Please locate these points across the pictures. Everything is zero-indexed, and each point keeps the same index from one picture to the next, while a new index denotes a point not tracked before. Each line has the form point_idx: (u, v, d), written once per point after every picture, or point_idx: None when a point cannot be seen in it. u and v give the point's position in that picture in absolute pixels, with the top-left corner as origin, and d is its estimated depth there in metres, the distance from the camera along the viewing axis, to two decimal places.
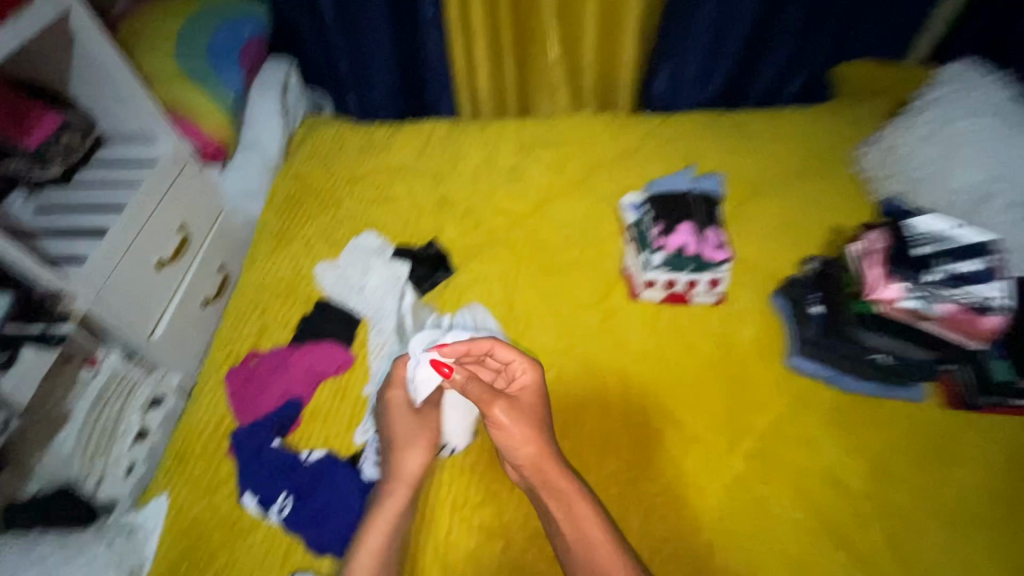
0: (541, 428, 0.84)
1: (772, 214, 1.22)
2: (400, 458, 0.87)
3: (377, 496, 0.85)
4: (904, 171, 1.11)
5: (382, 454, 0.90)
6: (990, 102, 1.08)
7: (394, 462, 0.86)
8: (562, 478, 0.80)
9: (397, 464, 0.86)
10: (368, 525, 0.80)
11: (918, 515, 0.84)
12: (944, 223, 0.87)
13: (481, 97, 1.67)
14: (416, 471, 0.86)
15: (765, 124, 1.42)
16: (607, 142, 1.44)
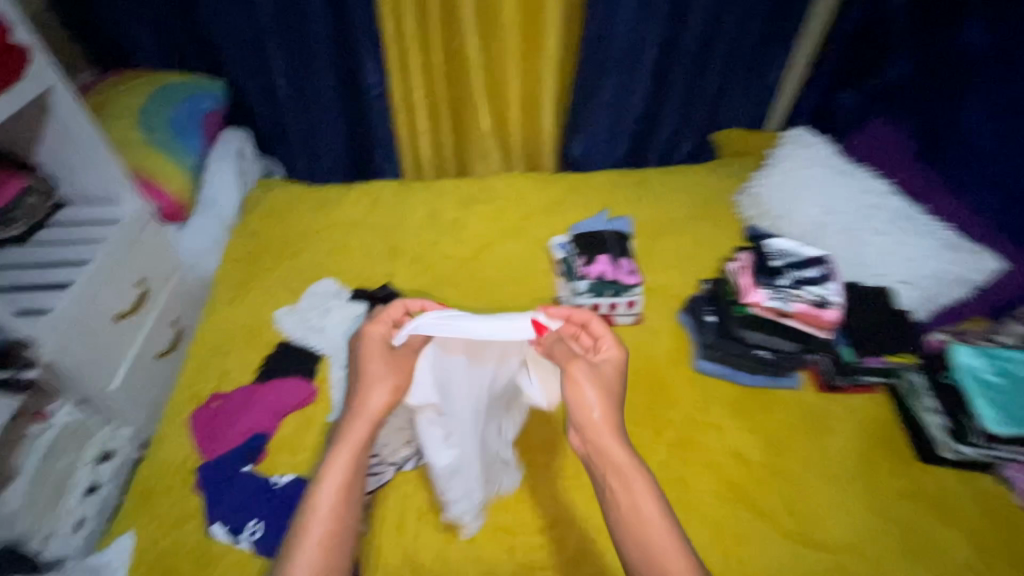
0: (612, 400, 0.92)
1: (673, 249, 1.49)
2: (365, 394, 0.92)
3: (341, 429, 0.89)
4: (767, 212, 1.42)
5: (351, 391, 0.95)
6: (820, 156, 1.39)
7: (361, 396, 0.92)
8: (619, 449, 0.87)
9: (361, 402, 0.92)
10: (333, 454, 0.85)
11: (799, 475, 1.04)
12: (791, 244, 1.16)
13: (423, 162, 1.89)
14: (379, 407, 0.91)
15: (661, 180, 1.73)
16: (535, 196, 1.68)
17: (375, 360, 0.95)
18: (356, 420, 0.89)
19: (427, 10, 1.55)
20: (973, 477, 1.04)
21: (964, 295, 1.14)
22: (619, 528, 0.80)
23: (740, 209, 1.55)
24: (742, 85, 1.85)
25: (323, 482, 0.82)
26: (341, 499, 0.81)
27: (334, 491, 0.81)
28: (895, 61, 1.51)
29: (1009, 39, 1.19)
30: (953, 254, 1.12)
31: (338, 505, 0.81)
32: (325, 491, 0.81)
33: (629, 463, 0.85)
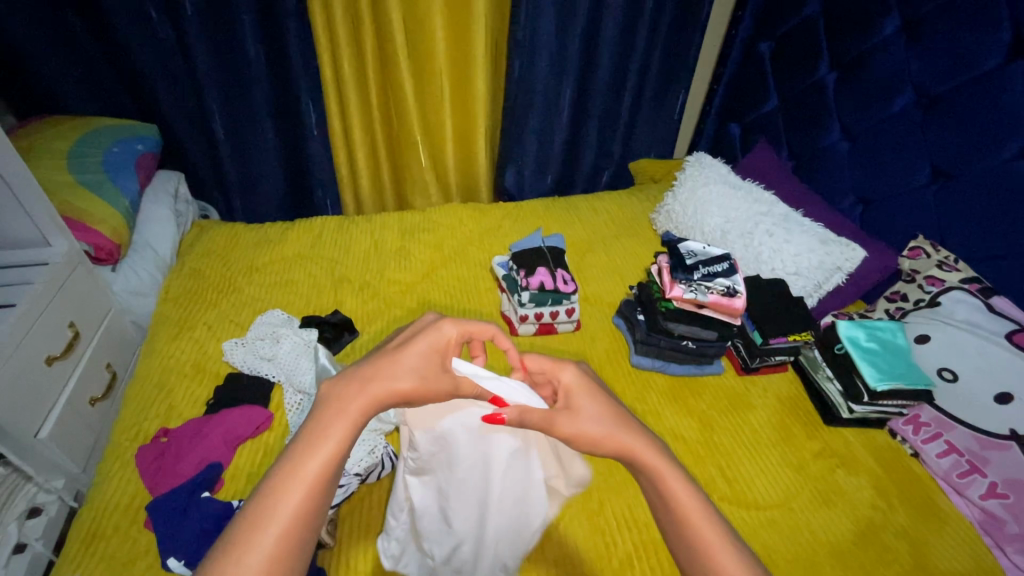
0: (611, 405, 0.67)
1: (603, 262, 1.64)
2: (390, 366, 0.62)
3: (336, 397, 0.58)
4: (680, 226, 1.63)
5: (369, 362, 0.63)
6: (717, 174, 1.63)
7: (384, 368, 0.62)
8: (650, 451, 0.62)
9: (385, 368, 0.62)
10: (320, 430, 0.55)
11: (731, 447, 1.16)
12: (700, 245, 1.35)
13: (364, 198, 1.96)
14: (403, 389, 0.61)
15: (588, 205, 1.92)
16: (475, 224, 1.80)
17: (432, 339, 0.67)
18: (359, 392, 0.59)
19: (363, 56, 1.67)
20: (868, 432, 1.21)
21: (842, 281, 1.36)
22: (674, 543, 0.59)
23: (658, 225, 1.75)
24: (648, 120, 2.10)
25: (295, 468, 0.52)
26: (313, 504, 0.52)
27: (305, 485, 0.52)
28: (768, 95, 1.80)
29: (849, 75, 1.49)
30: (830, 247, 1.34)
31: (305, 510, 0.51)
32: (292, 483, 0.51)
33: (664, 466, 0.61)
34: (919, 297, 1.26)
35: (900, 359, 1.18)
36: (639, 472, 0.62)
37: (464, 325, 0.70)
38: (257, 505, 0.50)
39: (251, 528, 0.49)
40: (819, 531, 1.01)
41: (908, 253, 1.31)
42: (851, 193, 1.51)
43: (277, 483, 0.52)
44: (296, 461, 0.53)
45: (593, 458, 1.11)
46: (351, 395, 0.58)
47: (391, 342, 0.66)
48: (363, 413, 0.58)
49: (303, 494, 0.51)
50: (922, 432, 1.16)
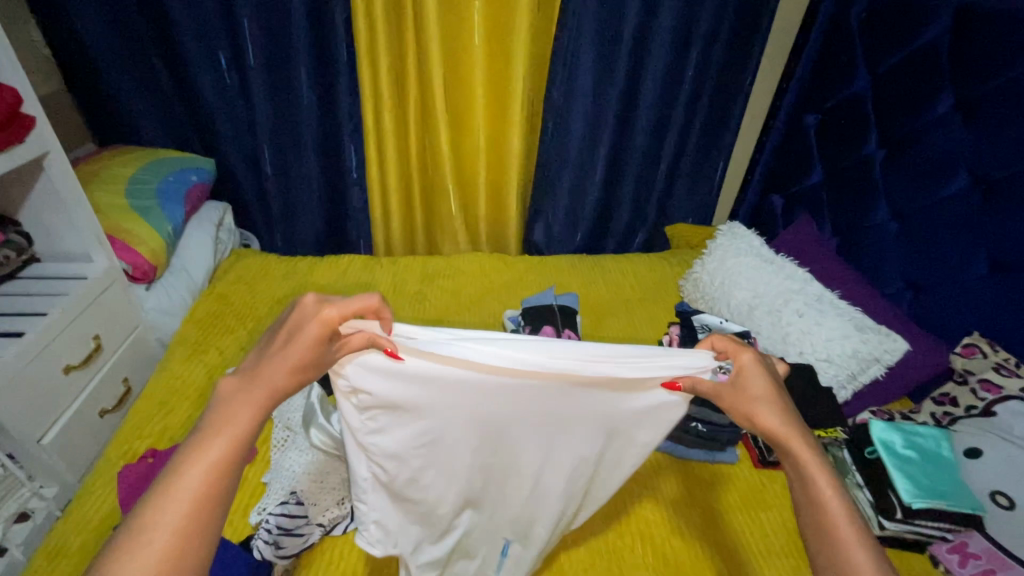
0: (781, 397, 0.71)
1: (620, 326, 1.58)
2: (271, 366, 0.67)
3: (224, 397, 0.64)
4: (706, 296, 1.55)
5: (248, 362, 0.69)
6: (750, 245, 1.55)
7: (263, 367, 0.67)
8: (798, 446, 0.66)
9: (267, 367, 0.67)
10: (212, 431, 0.61)
11: (735, 551, 1.03)
12: (717, 318, 1.26)
13: (394, 240, 2.02)
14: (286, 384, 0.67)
15: (615, 265, 1.87)
16: (497, 274, 1.79)
17: (316, 328, 0.69)
18: (262, 382, 0.65)
19: (405, 108, 1.76)
20: (901, 555, 1.05)
21: (881, 374, 1.22)
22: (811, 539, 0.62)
23: (684, 292, 1.67)
24: (687, 184, 2.06)
25: (197, 456, 0.59)
26: (215, 487, 0.58)
27: (205, 473, 0.58)
28: (813, 168, 1.72)
29: (897, 153, 1.40)
30: (866, 334, 1.22)
31: (207, 496, 0.57)
32: (190, 479, 0.57)
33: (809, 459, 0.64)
34: (971, 403, 1.11)
35: (941, 473, 1.03)
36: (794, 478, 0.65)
37: (344, 304, 0.71)
38: (159, 493, 0.57)
39: (153, 511, 0.55)
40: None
41: (961, 350, 1.15)
42: (898, 277, 1.39)
43: (172, 479, 0.57)
44: (197, 452, 0.59)
45: (660, 494, 1.13)
46: (252, 390, 0.65)
47: (275, 337, 0.69)
48: (265, 404, 0.65)
49: (203, 483, 0.58)
50: (969, 565, 0.98)
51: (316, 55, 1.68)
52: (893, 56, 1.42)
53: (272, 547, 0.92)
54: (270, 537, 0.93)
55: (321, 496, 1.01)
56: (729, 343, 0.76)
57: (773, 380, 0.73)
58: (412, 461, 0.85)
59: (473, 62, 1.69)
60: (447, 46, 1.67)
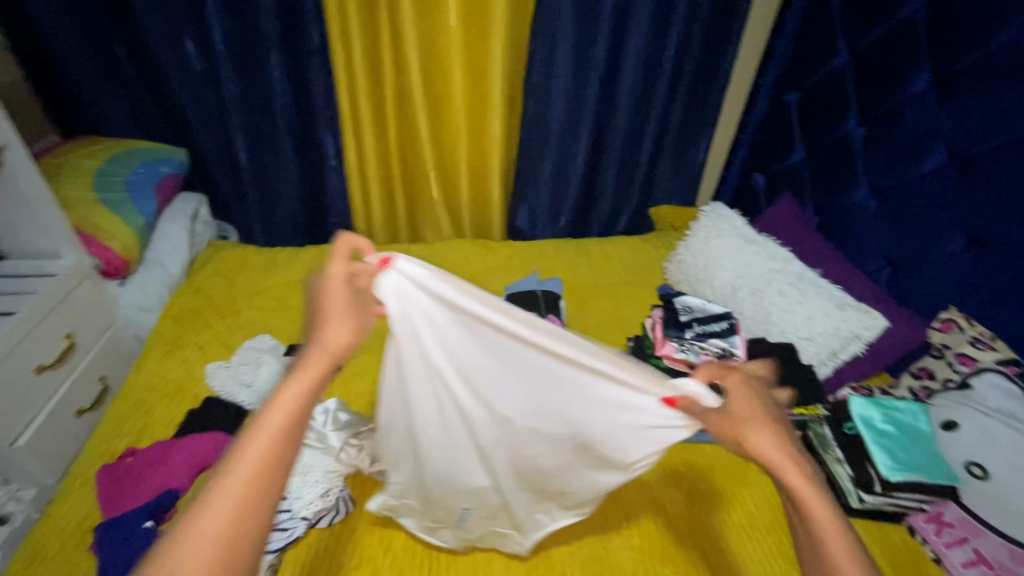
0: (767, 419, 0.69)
1: (604, 310, 1.58)
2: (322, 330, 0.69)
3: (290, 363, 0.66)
4: (689, 277, 1.56)
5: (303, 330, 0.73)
6: (733, 225, 1.54)
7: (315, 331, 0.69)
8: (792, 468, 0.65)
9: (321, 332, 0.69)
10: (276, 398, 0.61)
11: (719, 529, 1.05)
12: (699, 301, 1.25)
13: (376, 228, 1.98)
14: (341, 345, 0.68)
15: (599, 249, 1.87)
16: (480, 261, 1.78)
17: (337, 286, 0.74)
18: (318, 350, 0.67)
19: (382, 93, 1.72)
20: (881, 527, 1.07)
21: (860, 351, 1.23)
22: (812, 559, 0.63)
23: (668, 274, 1.67)
24: (670, 165, 2.04)
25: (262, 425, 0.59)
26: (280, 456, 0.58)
27: (269, 443, 0.58)
28: (794, 147, 1.72)
29: (877, 130, 1.40)
30: (847, 312, 1.23)
31: (268, 467, 0.57)
32: (252, 447, 0.57)
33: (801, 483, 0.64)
34: (948, 377, 1.13)
35: (918, 448, 1.05)
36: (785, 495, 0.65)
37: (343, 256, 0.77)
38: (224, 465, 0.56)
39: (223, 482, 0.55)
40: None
41: (939, 325, 1.17)
42: (878, 255, 1.40)
43: (238, 447, 0.58)
44: (265, 422, 0.59)
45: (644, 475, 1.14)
46: (311, 360, 0.66)
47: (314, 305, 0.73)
48: (324, 371, 0.65)
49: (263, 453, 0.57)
50: (945, 534, 1.01)
51: (285, 39, 1.62)
52: (873, 32, 1.41)
53: None
54: None
55: (304, 490, 0.99)
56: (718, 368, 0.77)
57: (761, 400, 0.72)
58: (432, 415, 0.92)
59: (450, 45, 1.65)
60: (421, 27, 1.62)
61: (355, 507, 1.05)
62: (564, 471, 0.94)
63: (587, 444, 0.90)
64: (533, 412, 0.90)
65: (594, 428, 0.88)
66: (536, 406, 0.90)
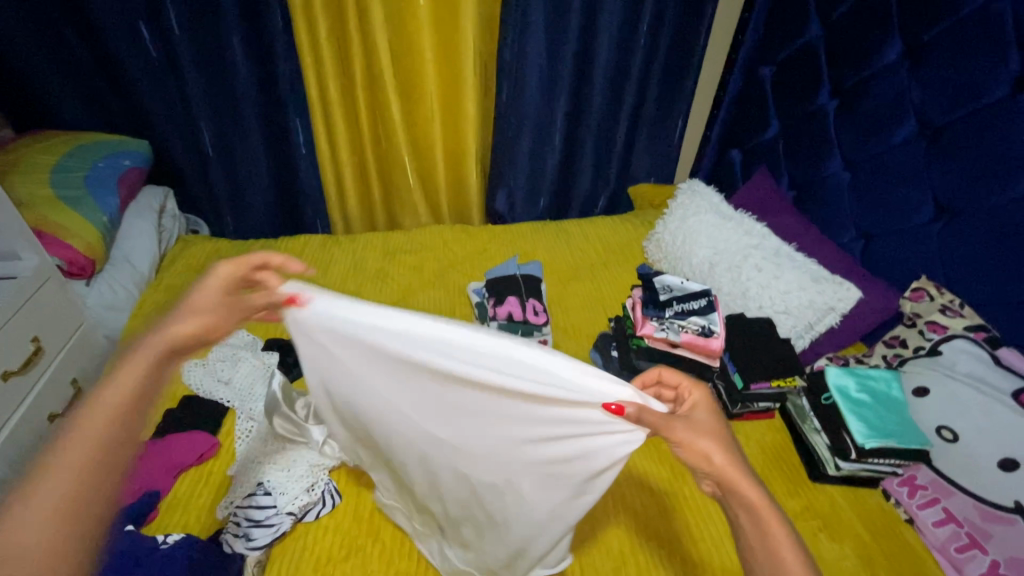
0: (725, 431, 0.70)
1: (585, 292, 1.58)
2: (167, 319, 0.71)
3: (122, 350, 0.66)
4: (668, 256, 1.56)
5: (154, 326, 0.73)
6: (710, 202, 1.55)
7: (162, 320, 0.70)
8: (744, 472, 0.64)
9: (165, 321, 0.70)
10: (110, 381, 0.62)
11: (703, 502, 1.07)
12: (679, 279, 1.25)
13: (352, 216, 1.94)
14: (186, 334, 0.70)
15: (578, 230, 1.86)
16: (460, 246, 1.76)
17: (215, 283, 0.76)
18: (162, 335, 0.68)
19: (351, 77, 1.67)
20: (859, 493, 1.10)
21: (835, 322, 1.26)
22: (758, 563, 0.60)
23: (648, 253, 1.67)
24: (647, 143, 2.04)
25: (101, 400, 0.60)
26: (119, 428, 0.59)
27: (105, 420, 0.59)
28: (769, 122, 1.72)
29: (849, 102, 1.41)
30: (822, 285, 1.25)
31: (104, 443, 0.58)
32: (86, 425, 0.58)
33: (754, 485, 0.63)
34: (919, 344, 1.16)
35: (892, 415, 1.07)
36: (737, 502, 0.64)
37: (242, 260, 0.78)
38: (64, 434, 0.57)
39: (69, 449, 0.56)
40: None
41: (909, 295, 1.20)
42: (851, 226, 1.41)
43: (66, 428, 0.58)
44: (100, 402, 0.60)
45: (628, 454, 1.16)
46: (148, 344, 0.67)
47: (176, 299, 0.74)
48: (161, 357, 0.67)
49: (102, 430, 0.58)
50: (917, 495, 1.05)
51: (246, 22, 1.56)
52: (844, 2, 1.41)
53: (244, 539, 0.92)
54: (242, 530, 0.92)
55: (289, 486, 0.98)
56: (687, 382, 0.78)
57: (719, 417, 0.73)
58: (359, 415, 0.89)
59: (419, 24, 1.60)
60: (388, 7, 1.57)
61: (342, 499, 1.05)
62: (510, 504, 0.82)
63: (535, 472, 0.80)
64: (472, 431, 0.81)
65: (542, 454, 0.78)
66: (472, 424, 0.81)
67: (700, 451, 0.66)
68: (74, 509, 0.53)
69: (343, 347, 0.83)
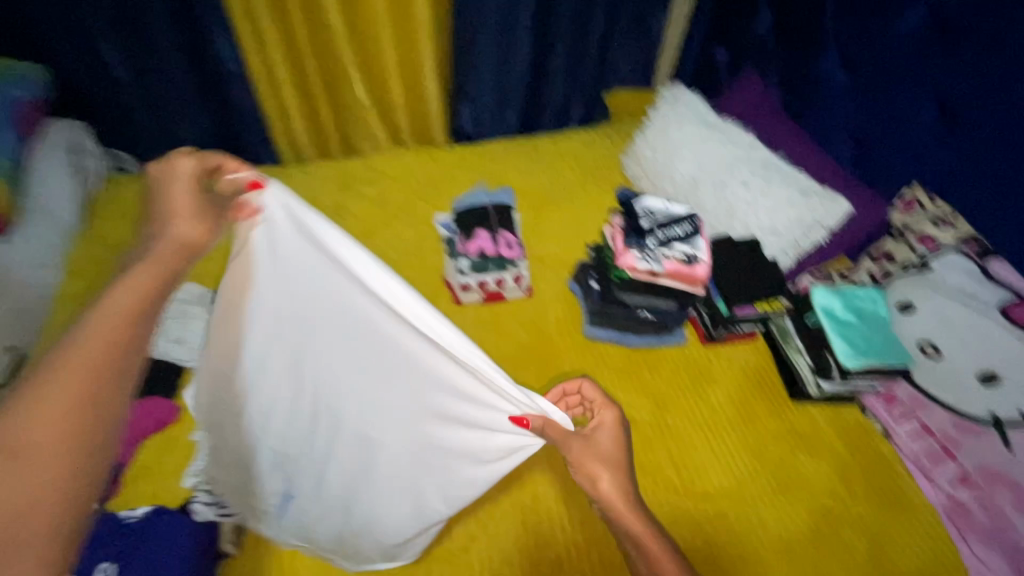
0: (620, 457, 0.80)
1: (561, 216, 1.47)
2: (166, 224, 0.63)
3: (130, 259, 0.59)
4: (649, 172, 1.44)
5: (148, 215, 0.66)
6: (694, 109, 1.41)
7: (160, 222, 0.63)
8: (625, 503, 0.77)
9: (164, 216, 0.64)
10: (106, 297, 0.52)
11: (686, 431, 1.07)
12: (660, 202, 1.14)
13: (301, 141, 1.74)
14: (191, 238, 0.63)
15: (552, 146, 1.71)
16: (423, 172, 1.61)
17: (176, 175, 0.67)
18: (165, 239, 0.61)
19: None
20: (839, 409, 1.10)
21: (824, 238, 1.19)
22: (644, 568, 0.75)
23: (626, 169, 1.55)
24: (624, 41, 1.83)
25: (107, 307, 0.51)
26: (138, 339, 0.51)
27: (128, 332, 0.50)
28: (760, 12, 1.53)
29: None
30: (811, 200, 1.17)
31: (99, 372, 0.47)
32: (94, 343, 0.48)
33: (629, 512, 0.77)
34: (907, 258, 1.11)
35: (875, 334, 1.06)
36: (619, 524, 0.77)
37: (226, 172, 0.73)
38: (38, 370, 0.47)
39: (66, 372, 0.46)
40: (766, 523, 0.95)
41: (902, 205, 1.15)
42: (845, 130, 1.30)
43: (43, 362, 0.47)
44: (117, 310, 0.51)
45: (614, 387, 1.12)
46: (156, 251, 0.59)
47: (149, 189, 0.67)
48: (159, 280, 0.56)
49: (102, 351, 0.48)
50: (893, 408, 1.06)
51: None
52: None
53: (215, 507, 0.91)
54: (213, 499, 0.92)
55: None
56: (598, 396, 0.84)
57: (621, 440, 0.81)
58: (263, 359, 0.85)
59: None
60: None
61: None
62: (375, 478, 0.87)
63: (444, 456, 0.84)
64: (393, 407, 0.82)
65: (437, 434, 0.82)
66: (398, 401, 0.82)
67: (589, 475, 0.79)
68: (67, 431, 0.44)
69: (287, 263, 0.79)
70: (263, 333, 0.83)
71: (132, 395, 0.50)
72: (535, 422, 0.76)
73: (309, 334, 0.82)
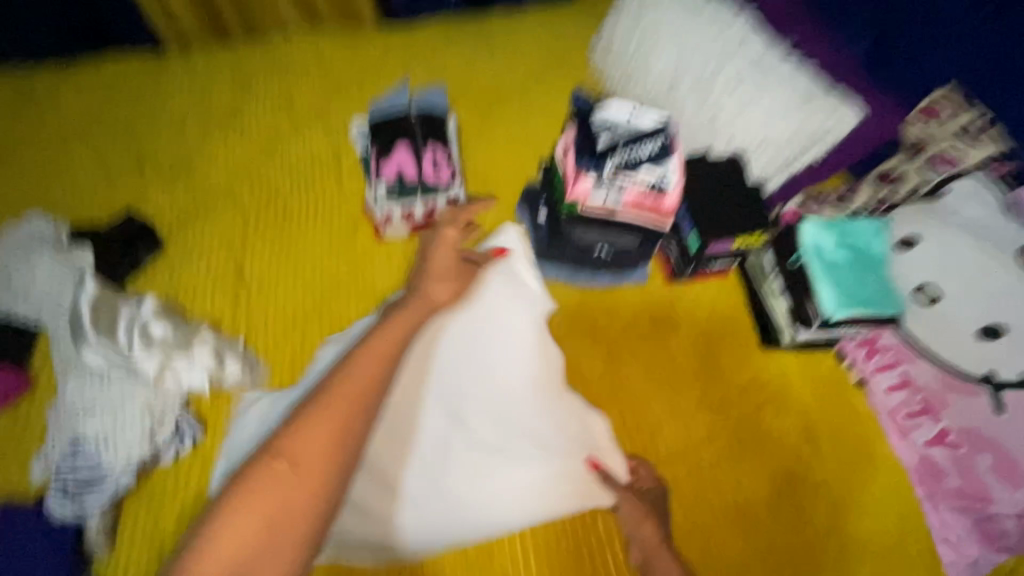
0: (658, 514, 0.80)
1: (510, 123, 1.22)
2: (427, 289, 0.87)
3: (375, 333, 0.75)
4: (620, 66, 1.17)
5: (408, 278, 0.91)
6: None
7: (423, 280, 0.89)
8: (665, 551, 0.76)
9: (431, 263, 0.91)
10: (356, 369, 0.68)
11: (641, 386, 0.94)
12: (626, 109, 0.87)
13: (183, 23, 1.43)
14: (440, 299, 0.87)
15: (504, 28, 1.38)
16: (341, 63, 1.29)
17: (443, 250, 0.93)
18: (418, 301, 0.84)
19: None
20: (813, 357, 0.98)
21: (822, 155, 0.97)
22: None
23: (593, 64, 1.27)
24: None
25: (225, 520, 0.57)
26: (316, 492, 0.59)
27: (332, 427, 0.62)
28: None
29: None
30: (811, 106, 0.93)
31: (292, 495, 0.58)
32: (313, 434, 0.61)
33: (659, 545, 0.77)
34: (915, 185, 0.96)
35: (868, 277, 0.90)
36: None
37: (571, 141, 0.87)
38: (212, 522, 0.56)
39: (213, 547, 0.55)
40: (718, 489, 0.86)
41: (922, 112, 0.94)
42: None
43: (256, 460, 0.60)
44: (313, 428, 0.62)
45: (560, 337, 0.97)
46: (331, 406, 0.64)
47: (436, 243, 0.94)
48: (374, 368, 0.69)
49: (310, 468, 0.60)
50: (874, 359, 0.94)
51: None
52: None
53: (74, 505, 0.75)
54: (71, 493, 0.75)
55: (120, 433, 0.77)
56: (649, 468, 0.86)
57: (657, 499, 0.83)
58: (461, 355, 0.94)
59: None
60: None
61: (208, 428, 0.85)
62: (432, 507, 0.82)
63: (495, 483, 0.84)
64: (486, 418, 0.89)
65: (517, 479, 0.85)
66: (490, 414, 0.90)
67: (634, 520, 0.80)
68: (269, 543, 0.56)
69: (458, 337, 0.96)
70: (410, 359, 0.92)
71: (341, 482, 0.62)
72: (601, 464, 0.86)
73: (443, 368, 0.93)
